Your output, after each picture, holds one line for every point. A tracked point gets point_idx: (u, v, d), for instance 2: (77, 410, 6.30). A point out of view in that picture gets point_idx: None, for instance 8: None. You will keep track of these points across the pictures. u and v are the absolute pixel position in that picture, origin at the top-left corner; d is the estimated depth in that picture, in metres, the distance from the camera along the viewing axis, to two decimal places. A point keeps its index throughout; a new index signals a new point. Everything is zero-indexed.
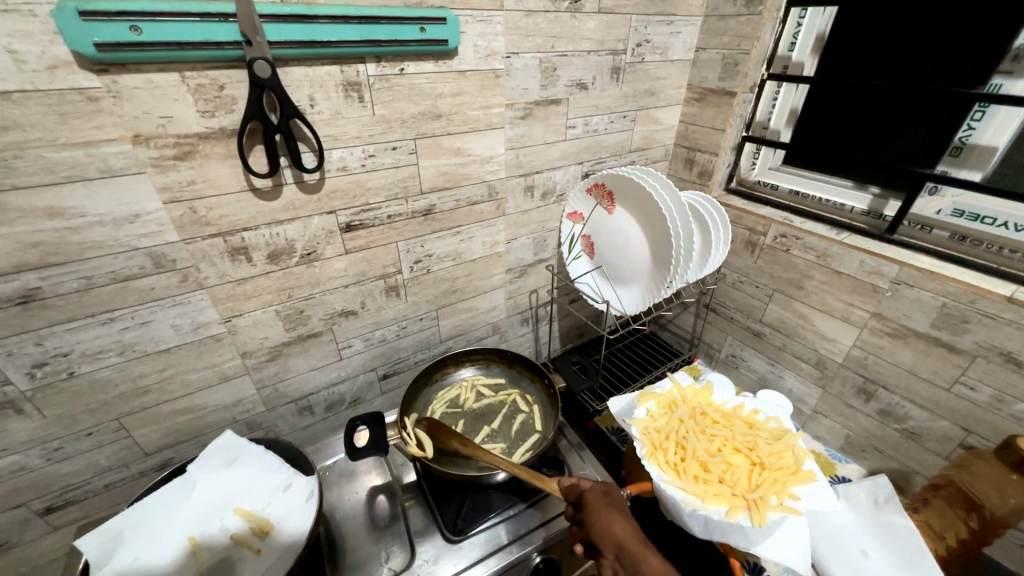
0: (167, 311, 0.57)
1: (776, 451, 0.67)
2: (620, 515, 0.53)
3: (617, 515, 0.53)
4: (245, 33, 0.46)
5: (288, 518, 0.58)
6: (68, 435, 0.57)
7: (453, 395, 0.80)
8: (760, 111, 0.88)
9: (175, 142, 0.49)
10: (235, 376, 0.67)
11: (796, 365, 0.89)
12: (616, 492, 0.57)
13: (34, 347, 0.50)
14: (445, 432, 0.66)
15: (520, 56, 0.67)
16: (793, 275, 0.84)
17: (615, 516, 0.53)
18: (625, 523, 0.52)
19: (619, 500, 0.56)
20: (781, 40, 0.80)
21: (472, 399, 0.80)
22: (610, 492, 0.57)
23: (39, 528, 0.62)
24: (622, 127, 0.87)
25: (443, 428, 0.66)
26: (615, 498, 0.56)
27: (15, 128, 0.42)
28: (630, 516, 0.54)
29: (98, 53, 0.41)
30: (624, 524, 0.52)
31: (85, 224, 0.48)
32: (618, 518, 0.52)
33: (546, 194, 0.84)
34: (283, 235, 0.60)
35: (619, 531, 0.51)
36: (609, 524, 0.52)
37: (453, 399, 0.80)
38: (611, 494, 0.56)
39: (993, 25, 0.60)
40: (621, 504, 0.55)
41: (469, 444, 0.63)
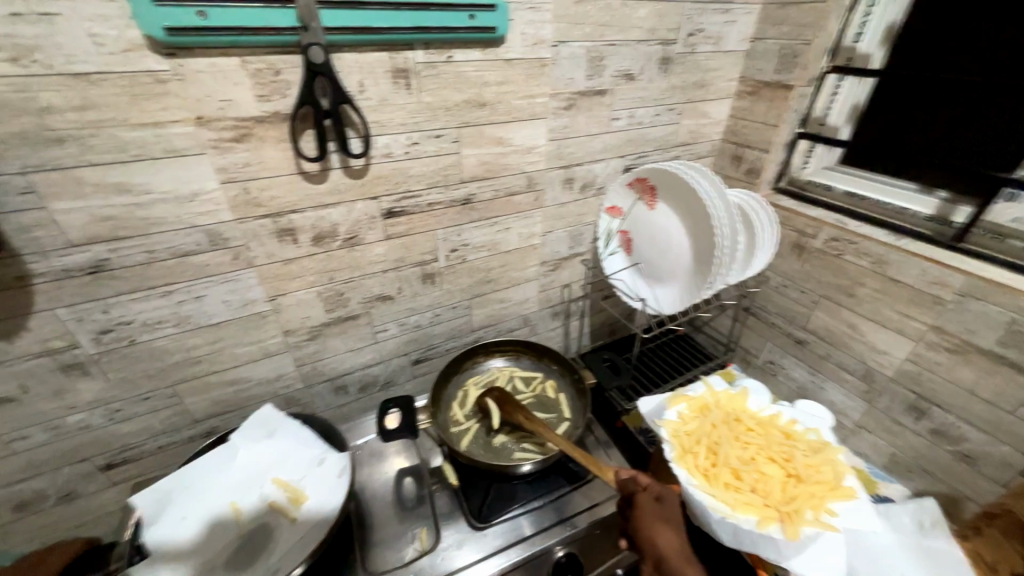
0: (219, 287, 0.59)
1: (814, 464, 0.65)
2: (669, 528, 0.53)
3: (665, 527, 0.53)
4: (303, 19, 0.47)
5: (322, 492, 0.61)
6: (129, 397, 0.61)
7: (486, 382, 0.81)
8: (817, 107, 0.82)
9: (233, 125, 0.51)
10: (277, 353, 0.69)
11: (840, 376, 0.85)
12: (672, 501, 0.56)
13: (101, 314, 0.54)
14: (513, 405, 0.71)
15: (568, 45, 0.66)
16: (844, 282, 0.79)
17: (663, 529, 0.52)
18: (672, 536, 0.52)
19: (671, 510, 0.55)
20: (847, 30, 0.74)
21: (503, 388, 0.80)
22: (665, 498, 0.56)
23: (100, 481, 0.67)
24: (667, 121, 0.84)
25: (514, 402, 0.71)
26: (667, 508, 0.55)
27: (92, 108, 0.44)
28: (680, 531, 0.53)
29: (169, 37, 0.43)
30: (672, 537, 0.52)
31: (150, 201, 0.51)
32: (665, 531, 0.52)
33: (585, 187, 0.82)
34: (328, 219, 0.62)
35: (663, 544, 0.51)
36: (655, 534, 0.52)
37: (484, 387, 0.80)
38: (663, 501, 0.56)
39: None
40: (670, 515, 0.55)
41: (534, 420, 0.67)
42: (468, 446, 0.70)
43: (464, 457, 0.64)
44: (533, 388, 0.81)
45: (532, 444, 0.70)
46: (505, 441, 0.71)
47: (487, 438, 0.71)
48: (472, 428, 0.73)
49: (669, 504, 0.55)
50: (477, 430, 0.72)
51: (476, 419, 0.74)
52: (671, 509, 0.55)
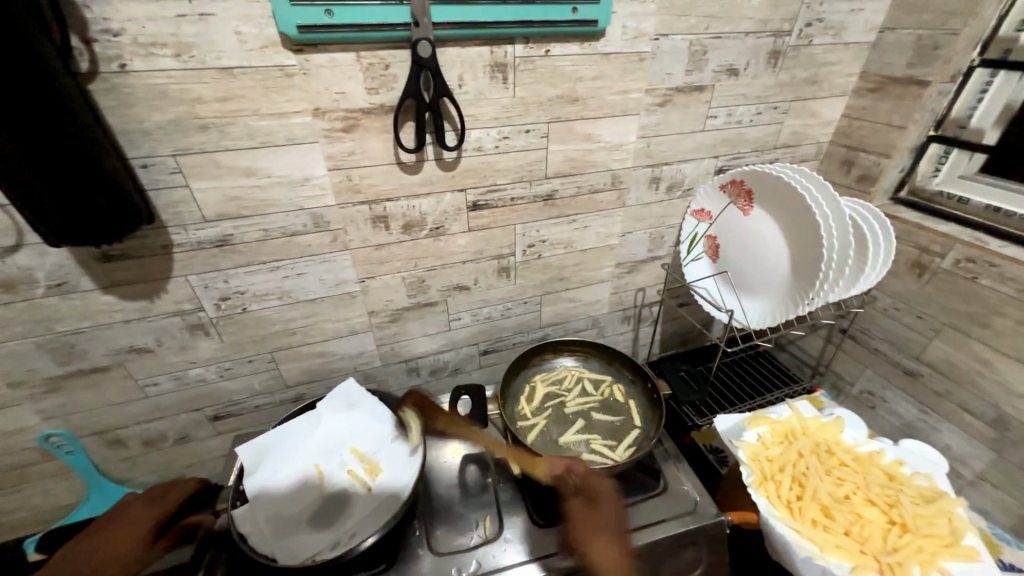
0: (318, 266, 0.64)
1: (925, 514, 0.57)
2: (596, 531, 0.58)
3: (602, 537, 0.58)
4: (415, 15, 0.49)
5: (396, 468, 0.64)
6: (236, 359, 0.69)
7: (554, 379, 0.80)
8: (958, 106, 0.71)
9: (344, 116, 0.54)
10: (361, 331, 0.74)
11: (960, 418, 0.74)
12: (606, 501, 0.61)
13: (222, 283, 0.61)
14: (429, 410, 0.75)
15: (669, 38, 0.63)
16: (977, 310, 0.68)
17: (597, 534, 0.58)
18: (603, 544, 0.57)
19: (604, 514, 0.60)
20: (1007, 18, 0.65)
21: (571, 387, 0.79)
22: (595, 497, 0.61)
23: (207, 430, 0.76)
24: (770, 120, 0.77)
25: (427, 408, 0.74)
26: (597, 511, 0.60)
27: (232, 99, 0.50)
28: (618, 538, 0.58)
29: (300, 34, 0.47)
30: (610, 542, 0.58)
31: (270, 183, 0.56)
32: (599, 540, 0.58)
33: (672, 188, 0.78)
34: (418, 209, 0.64)
35: (598, 556, 0.57)
36: (593, 544, 0.58)
37: (553, 384, 0.79)
38: (592, 502, 0.61)
39: None
40: (602, 520, 0.59)
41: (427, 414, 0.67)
42: (535, 442, 0.70)
43: (532, 455, 0.65)
44: (602, 390, 0.78)
45: (600, 446, 0.69)
46: (571, 442, 0.70)
47: (551, 434, 0.71)
48: (539, 422, 0.73)
49: (602, 507, 0.60)
50: (542, 425, 0.72)
51: (543, 415, 0.74)
52: (612, 514, 0.60)
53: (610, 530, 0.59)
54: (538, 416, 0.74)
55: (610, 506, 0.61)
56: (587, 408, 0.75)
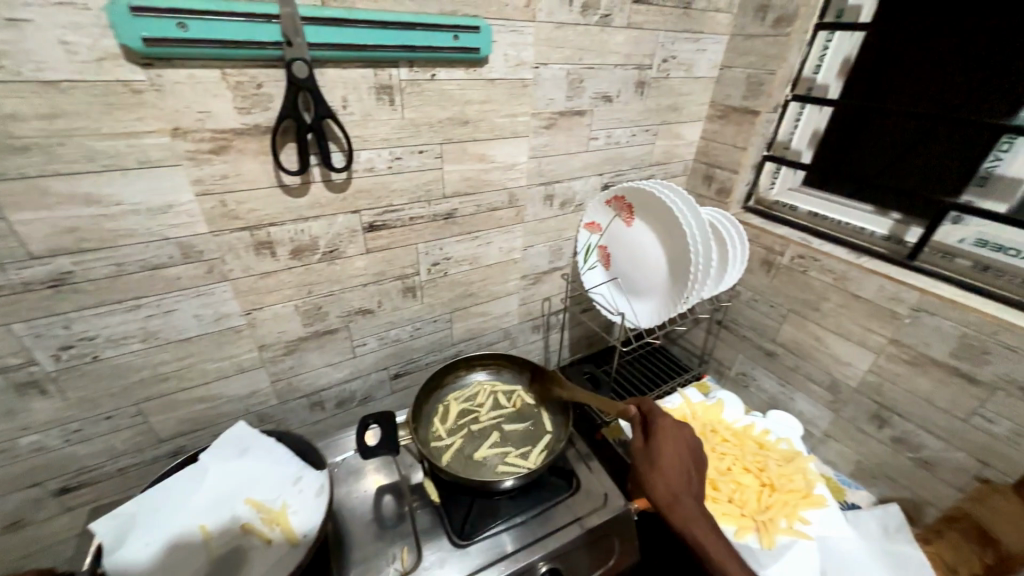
0: (190, 301, 0.58)
1: (787, 473, 0.67)
2: (656, 470, 0.57)
3: (662, 472, 0.57)
4: (287, 35, 0.47)
5: (300, 511, 0.59)
6: (88, 417, 0.58)
7: (467, 396, 0.81)
8: (782, 132, 0.87)
9: (211, 137, 0.50)
10: (251, 369, 0.67)
11: (808, 387, 0.88)
12: (671, 443, 0.59)
13: (61, 329, 0.51)
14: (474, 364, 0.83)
15: (549, 67, 0.68)
16: (810, 296, 0.83)
17: (661, 472, 0.56)
18: (663, 477, 0.56)
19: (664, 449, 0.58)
20: (808, 61, 0.80)
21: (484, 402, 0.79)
22: (654, 434, 0.60)
23: (52, 508, 0.62)
24: (644, 141, 0.87)
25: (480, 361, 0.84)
26: (657, 450, 0.58)
27: (62, 116, 0.43)
28: (682, 471, 0.57)
29: (146, 48, 0.42)
30: (675, 468, 0.57)
31: (120, 212, 0.49)
32: (659, 474, 0.56)
33: (565, 204, 0.84)
34: (307, 232, 0.61)
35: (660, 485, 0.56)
36: (655, 479, 0.56)
37: (467, 401, 0.80)
38: (658, 442, 0.59)
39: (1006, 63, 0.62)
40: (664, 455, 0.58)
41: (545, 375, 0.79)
42: (449, 463, 0.69)
43: (447, 473, 0.64)
44: (515, 402, 0.80)
45: (515, 459, 0.70)
46: (487, 457, 0.70)
47: (466, 452, 0.71)
48: (456, 442, 0.72)
49: (661, 444, 0.58)
50: (459, 444, 0.72)
51: (458, 434, 0.74)
52: (676, 453, 0.58)
53: (675, 462, 0.58)
54: (453, 436, 0.73)
55: (677, 440, 0.59)
56: (501, 423, 0.76)
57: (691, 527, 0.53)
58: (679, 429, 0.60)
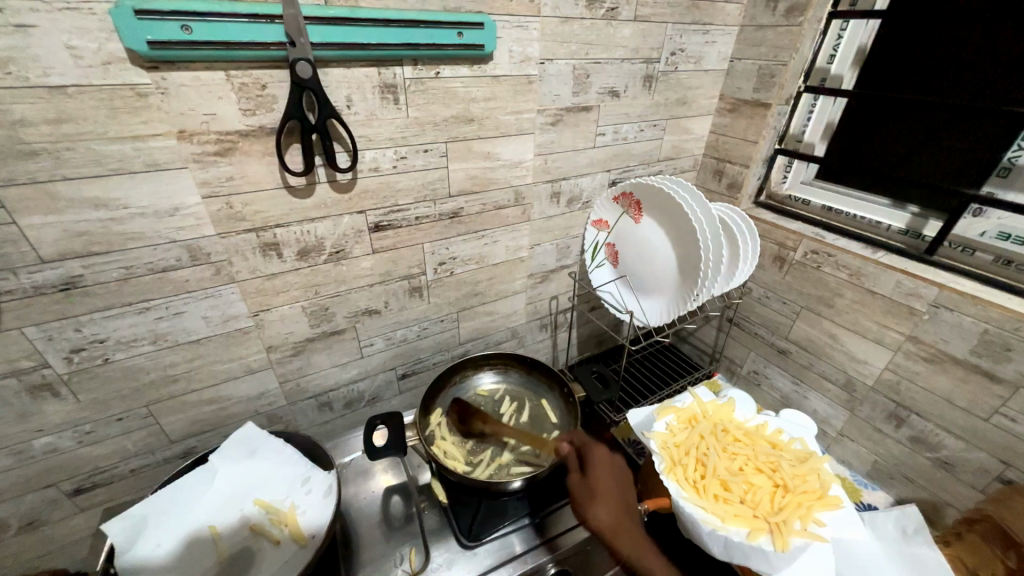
0: (199, 303, 0.58)
1: (801, 473, 0.65)
2: (595, 502, 0.63)
3: (599, 501, 0.63)
4: (290, 34, 0.47)
5: (308, 512, 0.59)
6: (100, 419, 0.59)
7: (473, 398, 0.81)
8: (794, 125, 0.86)
9: (216, 139, 0.50)
10: (260, 370, 0.68)
11: (822, 385, 0.87)
12: (604, 478, 0.65)
13: (73, 333, 0.52)
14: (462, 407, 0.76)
15: (554, 63, 0.67)
16: (824, 293, 0.81)
17: (599, 504, 0.62)
18: (602, 510, 0.62)
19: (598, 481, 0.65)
20: (821, 52, 0.79)
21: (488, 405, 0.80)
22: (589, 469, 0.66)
23: (67, 508, 0.63)
24: (652, 136, 0.86)
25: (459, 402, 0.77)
26: (593, 481, 0.65)
27: (69, 121, 0.43)
28: (616, 500, 0.63)
29: (150, 50, 0.42)
30: (609, 500, 0.63)
31: (128, 215, 0.49)
32: (594, 508, 0.62)
33: (572, 201, 0.84)
34: (314, 233, 0.61)
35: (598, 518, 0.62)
36: (591, 513, 0.62)
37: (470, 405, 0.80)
38: (592, 476, 0.65)
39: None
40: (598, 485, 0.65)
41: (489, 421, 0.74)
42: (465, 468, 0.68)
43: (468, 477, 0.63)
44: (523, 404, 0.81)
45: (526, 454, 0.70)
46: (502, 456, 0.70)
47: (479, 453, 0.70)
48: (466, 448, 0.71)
49: (596, 477, 0.65)
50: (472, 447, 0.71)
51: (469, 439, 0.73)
52: (608, 480, 0.65)
53: (609, 494, 0.63)
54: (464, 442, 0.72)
55: (608, 474, 0.66)
56: (513, 424, 0.76)
57: (632, 552, 0.60)
58: (610, 459, 0.67)
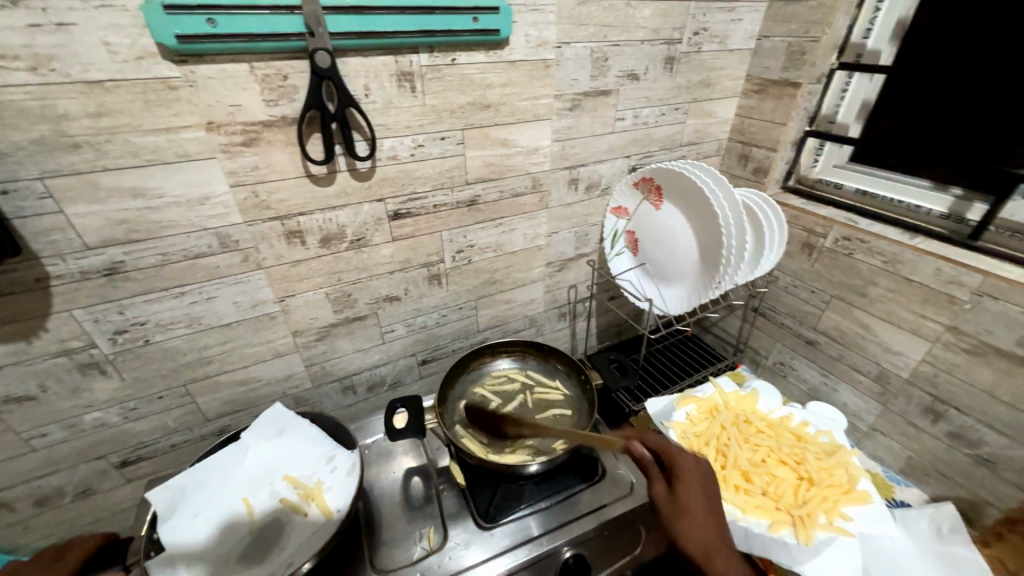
0: (229, 289, 0.61)
1: (827, 467, 0.63)
2: (687, 521, 0.45)
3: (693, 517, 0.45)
4: (310, 25, 0.48)
5: (332, 490, 0.61)
6: (142, 397, 0.63)
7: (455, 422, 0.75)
8: (826, 104, 0.82)
9: (242, 130, 0.52)
10: (287, 354, 0.71)
11: (853, 377, 0.83)
12: (697, 479, 0.47)
13: (116, 315, 0.56)
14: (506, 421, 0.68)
15: (571, 46, 0.66)
16: (856, 281, 0.78)
17: (697, 529, 0.44)
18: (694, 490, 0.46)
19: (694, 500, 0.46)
20: (855, 26, 0.74)
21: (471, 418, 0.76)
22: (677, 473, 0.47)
23: (115, 479, 0.68)
24: (673, 120, 0.83)
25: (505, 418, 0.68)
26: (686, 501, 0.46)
27: (108, 115, 0.46)
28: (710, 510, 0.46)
29: (179, 44, 0.44)
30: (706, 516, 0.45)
31: (163, 204, 0.52)
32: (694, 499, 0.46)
33: (590, 188, 0.83)
34: (335, 221, 0.63)
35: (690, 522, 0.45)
36: (683, 529, 0.45)
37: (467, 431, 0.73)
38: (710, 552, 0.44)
39: None
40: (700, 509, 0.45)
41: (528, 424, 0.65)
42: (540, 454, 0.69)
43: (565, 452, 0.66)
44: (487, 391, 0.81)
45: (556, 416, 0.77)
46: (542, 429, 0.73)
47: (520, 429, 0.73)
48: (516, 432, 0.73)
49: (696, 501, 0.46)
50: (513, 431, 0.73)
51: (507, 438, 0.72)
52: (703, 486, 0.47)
53: (706, 512, 0.46)
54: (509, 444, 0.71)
55: (703, 481, 0.47)
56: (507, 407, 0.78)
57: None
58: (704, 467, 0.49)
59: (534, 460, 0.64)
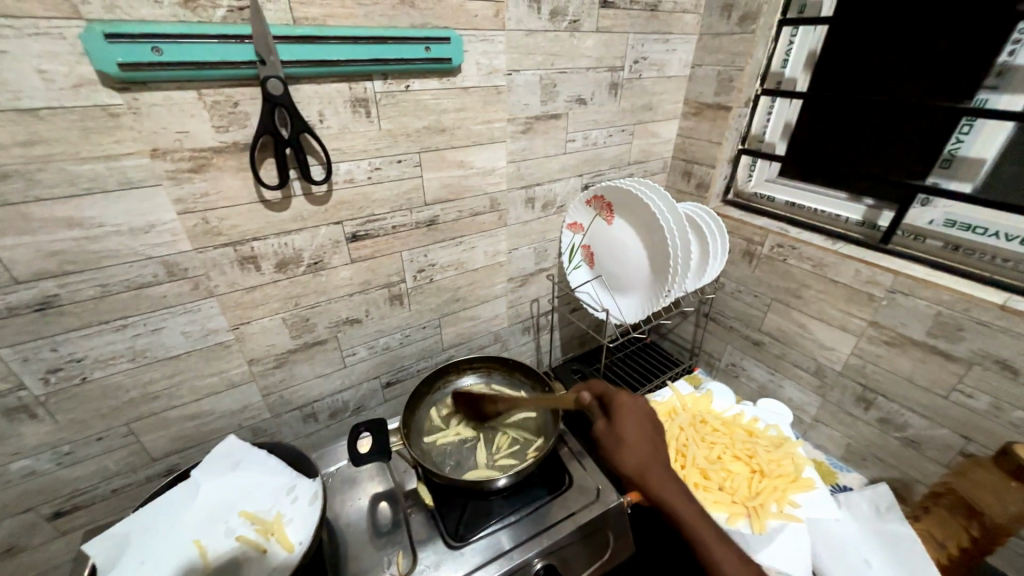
0: (177, 318, 0.58)
1: (776, 458, 0.68)
2: (624, 447, 0.52)
3: (627, 446, 0.52)
4: (260, 54, 0.48)
5: (292, 522, 0.59)
6: (79, 439, 0.58)
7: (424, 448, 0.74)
8: (755, 124, 0.90)
9: (190, 156, 0.51)
10: (242, 384, 0.68)
11: (795, 373, 0.90)
12: (634, 414, 0.54)
13: (49, 352, 0.52)
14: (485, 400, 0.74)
15: (521, 73, 0.70)
16: (791, 284, 0.85)
17: (630, 451, 0.51)
18: (630, 425, 0.53)
19: (630, 429, 0.53)
20: (774, 57, 0.83)
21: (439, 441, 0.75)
22: (614, 410, 0.55)
23: (47, 532, 0.63)
24: (621, 141, 0.89)
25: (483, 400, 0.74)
26: (621, 433, 0.53)
27: (42, 143, 0.44)
28: (643, 434, 0.53)
29: (121, 72, 0.43)
30: (642, 439, 0.52)
31: (103, 233, 0.50)
32: (627, 432, 0.52)
33: (547, 206, 0.86)
34: (292, 245, 0.62)
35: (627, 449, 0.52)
36: (621, 456, 0.51)
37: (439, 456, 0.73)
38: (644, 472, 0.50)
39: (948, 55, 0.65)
40: (635, 441, 0.52)
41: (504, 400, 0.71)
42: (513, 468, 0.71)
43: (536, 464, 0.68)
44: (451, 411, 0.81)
45: (523, 426, 0.78)
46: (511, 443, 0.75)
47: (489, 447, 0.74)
48: (502, 437, 0.76)
49: (630, 433, 0.52)
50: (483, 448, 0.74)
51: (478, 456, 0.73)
52: (637, 423, 0.53)
53: (643, 436, 0.53)
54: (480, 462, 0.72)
55: (640, 413, 0.54)
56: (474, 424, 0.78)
57: (665, 494, 0.49)
58: (641, 402, 0.56)
59: (501, 474, 0.64)
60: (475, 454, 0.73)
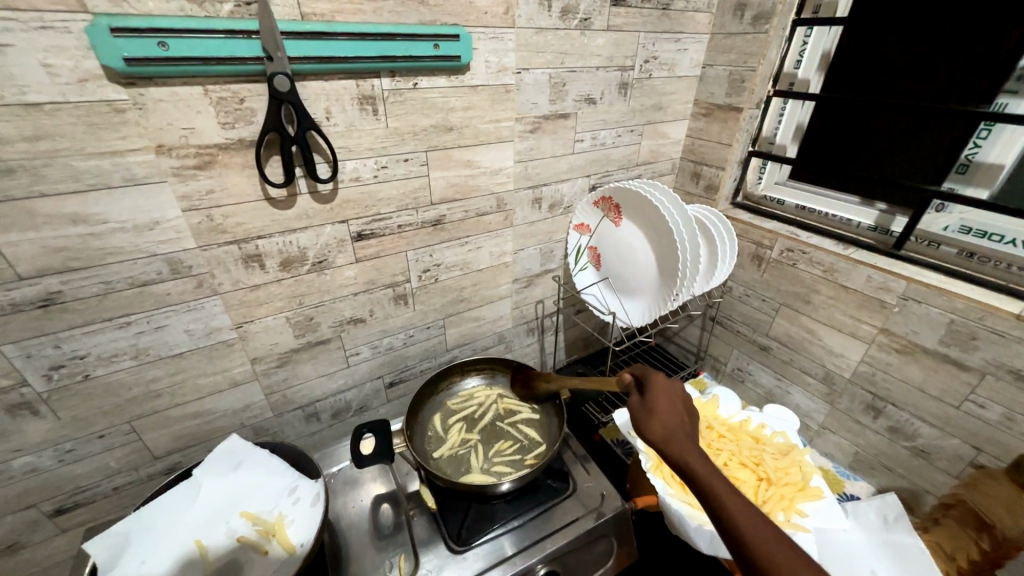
0: (181, 316, 0.58)
1: (783, 466, 0.67)
2: (652, 417, 0.51)
3: (656, 416, 0.50)
4: (267, 49, 0.47)
5: (294, 522, 0.58)
6: (81, 436, 0.58)
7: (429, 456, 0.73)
8: (766, 126, 0.89)
9: (195, 153, 0.50)
10: (244, 383, 0.67)
11: (803, 379, 0.89)
12: (668, 389, 0.53)
13: (52, 349, 0.51)
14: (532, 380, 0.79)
15: (530, 72, 0.69)
16: (800, 289, 0.84)
17: (657, 420, 0.50)
18: (661, 396, 0.52)
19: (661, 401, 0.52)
20: (787, 58, 0.82)
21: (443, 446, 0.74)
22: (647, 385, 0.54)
23: (49, 529, 0.62)
24: (629, 141, 0.88)
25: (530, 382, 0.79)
26: (652, 405, 0.51)
27: (46, 138, 0.43)
28: (676, 409, 0.51)
29: (127, 67, 0.43)
30: (673, 414, 0.51)
31: (107, 230, 0.49)
32: (658, 402, 0.51)
33: (553, 207, 0.85)
34: (296, 244, 0.61)
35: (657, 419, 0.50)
36: (648, 426, 0.50)
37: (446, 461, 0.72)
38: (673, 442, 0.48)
39: (967, 56, 0.63)
40: (666, 413, 0.51)
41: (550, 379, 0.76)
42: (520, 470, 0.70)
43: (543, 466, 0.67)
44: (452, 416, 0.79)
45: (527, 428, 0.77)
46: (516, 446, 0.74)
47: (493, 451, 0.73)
48: (509, 440, 0.75)
49: (661, 405, 0.51)
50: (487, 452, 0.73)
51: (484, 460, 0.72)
52: (671, 398, 0.52)
53: (674, 411, 0.51)
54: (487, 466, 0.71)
55: (675, 390, 0.53)
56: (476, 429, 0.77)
57: (690, 465, 0.47)
58: (676, 382, 0.54)
59: (506, 479, 0.64)
60: (481, 458, 0.72)
